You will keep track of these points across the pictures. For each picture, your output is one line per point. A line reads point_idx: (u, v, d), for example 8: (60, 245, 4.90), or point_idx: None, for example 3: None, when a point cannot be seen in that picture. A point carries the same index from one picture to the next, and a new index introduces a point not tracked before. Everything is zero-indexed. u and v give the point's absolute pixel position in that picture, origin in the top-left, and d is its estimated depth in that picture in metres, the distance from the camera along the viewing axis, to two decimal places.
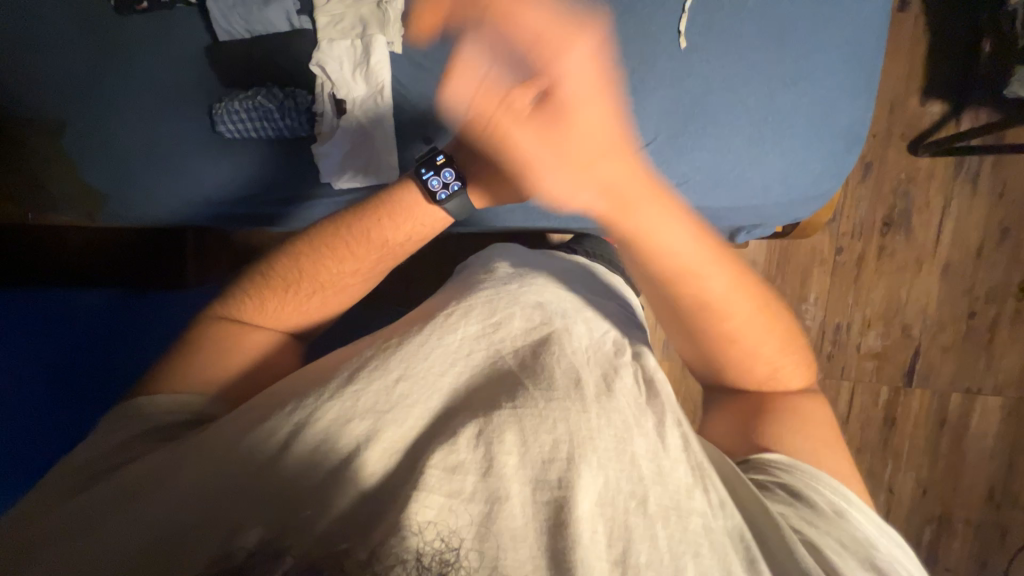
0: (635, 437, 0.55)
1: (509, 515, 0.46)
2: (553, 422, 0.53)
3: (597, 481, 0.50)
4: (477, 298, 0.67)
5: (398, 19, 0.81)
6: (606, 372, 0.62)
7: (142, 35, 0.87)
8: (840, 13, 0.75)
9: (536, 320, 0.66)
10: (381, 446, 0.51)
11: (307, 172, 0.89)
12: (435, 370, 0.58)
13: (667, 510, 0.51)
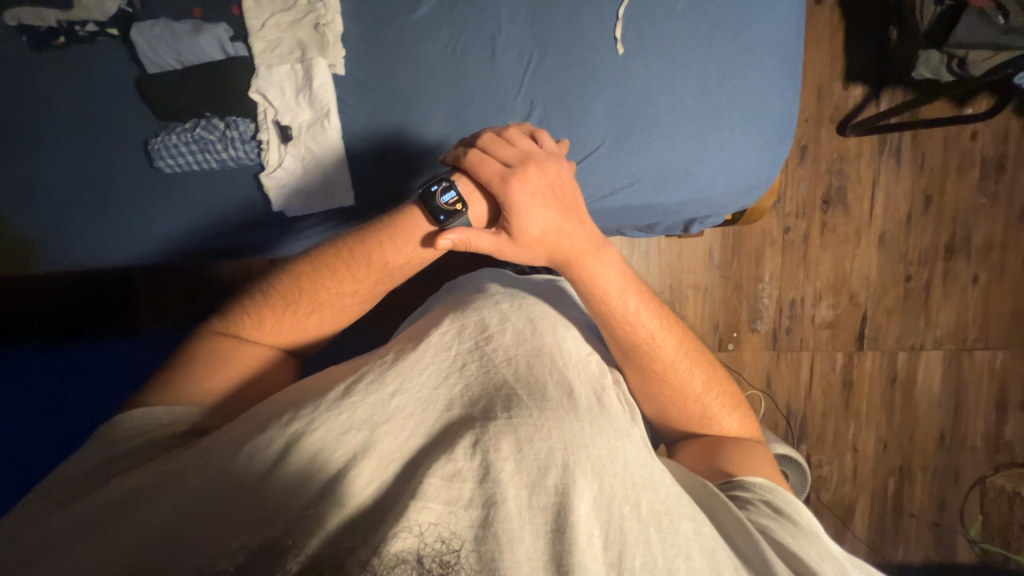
0: (627, 446, 0.57)
1: (506, 518, 0.47)
2: (548, 431, 0.54)
3: (588, 485, 0.51)
4: (468, 313, 0.68)
5: (338, 40, 0.79)
6: (595, 389, 0.64)
7: (63, 71, 0.81)
8: (764, 11, 0.79)
9: (528, 335, 0.66)
10: (378, 457, 0.50)
11: (257, 201, 0.86)
12: (431, 384, 0.58)
13: (656, 512, 0.52)
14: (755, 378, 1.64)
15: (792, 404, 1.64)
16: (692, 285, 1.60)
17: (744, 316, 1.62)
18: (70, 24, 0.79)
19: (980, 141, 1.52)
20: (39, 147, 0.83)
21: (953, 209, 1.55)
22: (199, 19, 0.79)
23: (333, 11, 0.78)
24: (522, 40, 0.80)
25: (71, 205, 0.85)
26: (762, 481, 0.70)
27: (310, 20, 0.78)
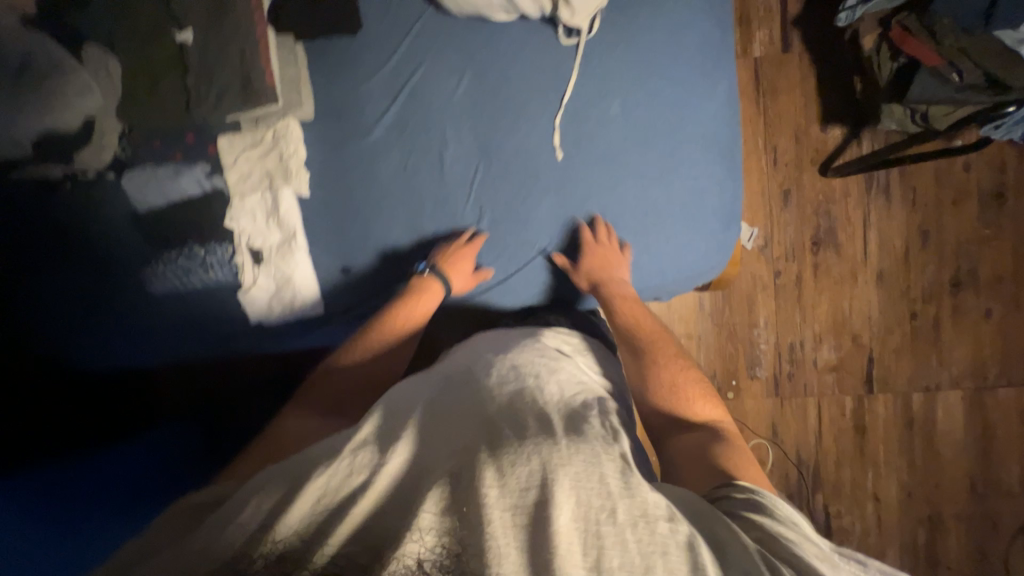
0: (607, 460, 0.55)
1: (485, 535, 0.47)
2: (527, 453, 0.53)
3: (569, 497, 0.50)
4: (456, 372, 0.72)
5: (301, 168, 0.87)
6: (578, 412, 0.63)
7: (65, 207, 0.87)
8: (696, 110, 0.83)
9: (511, 378, 0.68)
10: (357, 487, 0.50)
11: (235, 315, 0.92)
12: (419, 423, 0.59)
13: (637, 515, 0.50)
14: (760, 427, 1.58)
15: (803, 452, 1.57)
16: (684, 334, 1.58)
17: (742, 363, 1.58)
18: (74, 173, 0.86)
19: (974, 172, 1.47)
20: (47, 275, 0.89)
21: (953, 242, 1.49)
22: (178, 159, 0.87)
23: (297, 144, 0.86)
24: (468, 153, 0.86)
25: (65, 322, 0.91)
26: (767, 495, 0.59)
27: (276, 153, 0.86)
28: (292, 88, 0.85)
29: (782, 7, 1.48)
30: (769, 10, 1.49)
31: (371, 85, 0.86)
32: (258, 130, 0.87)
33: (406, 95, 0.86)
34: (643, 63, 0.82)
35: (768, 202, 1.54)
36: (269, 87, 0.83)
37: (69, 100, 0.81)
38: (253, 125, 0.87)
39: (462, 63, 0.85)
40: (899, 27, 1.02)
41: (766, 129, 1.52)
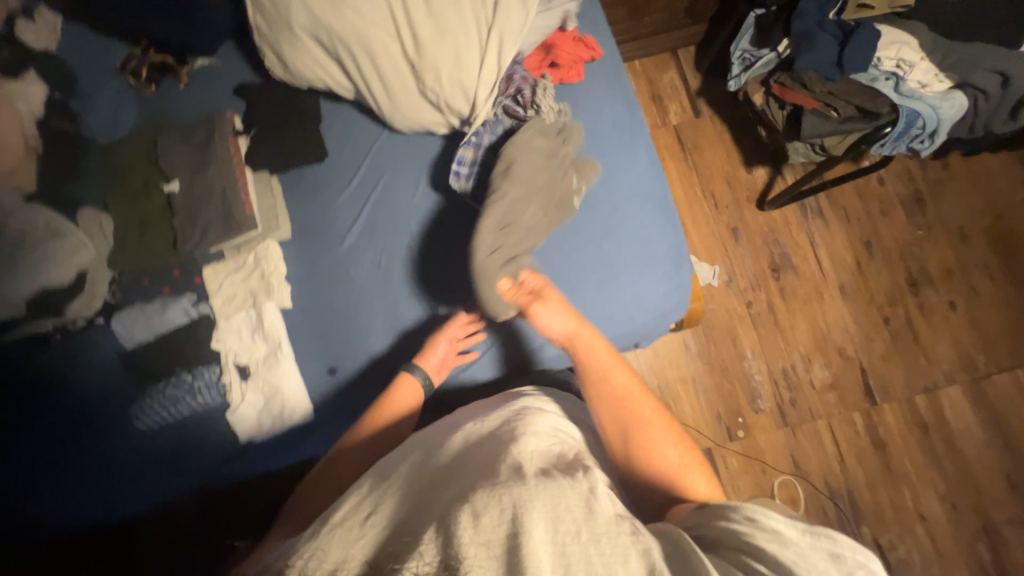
0: (572, 492, 0.55)
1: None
2: (496, 494, 0.53)
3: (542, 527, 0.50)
4: (420, 449, 0.70)
5: (283, 282, 0.93)
6: (549, 457, 0.63)
7: (55, 359, 0.93)
8: (624, 173, 0.93)
9: (479, 439, 0.68)
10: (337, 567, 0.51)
11: (222, 440, 0.89)
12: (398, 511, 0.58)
13: (597, 532, 0.51)
14: (780, 462, 1.52)
15: (831, 481, 1.50)
16: (679, 379, 1.59)
17: (743, 399, 1.57)
18: (64, 324, 0.93)
19: (890, 184, 1.64)
20: (29, 429, 0.91)
21: (896, 247, 1.61)
22: (167, 294, 0.93)
23: (274, 258, 0.93)
24: (435, 243, 0.95)
25: (43, 478, 0.89)
26: (732, 506, 0.57)
27: (257, 272, 0.93)
28: (271, 213, 0.95)
29: (685, 83, 1.74)
30: (675, 87, 1.75)
31: (337, 204, 0.97)
32: (240, 255, 0.94)
33: (371, 204, 0.96)
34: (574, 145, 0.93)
35: (720, 242, 1.66)
36: (250, 216, 0.92)
37: (60, 257, 0.89)
38: (235, 252, 0.94)
39: (417, 173, 0.97)
40: (776, 83, 1.21)
41: (701, 180, 1.69)
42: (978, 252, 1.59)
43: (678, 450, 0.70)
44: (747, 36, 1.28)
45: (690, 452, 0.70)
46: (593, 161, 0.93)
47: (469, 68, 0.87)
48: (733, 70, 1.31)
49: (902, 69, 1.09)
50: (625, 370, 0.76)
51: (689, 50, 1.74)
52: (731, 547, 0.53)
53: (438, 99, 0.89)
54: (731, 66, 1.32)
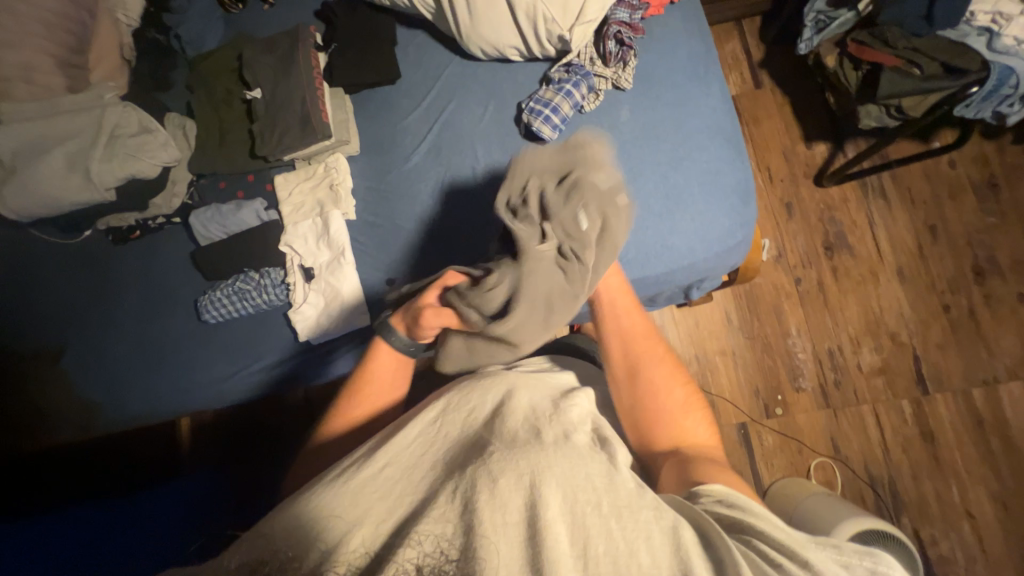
0: (590, 463, 0.58)
1: (486, 529, 0.48)
2: (516, 461, 0.56)
3: (558, 490, 0.53)
4: (435, 406, 0.70)
5: (349, 194, 0.96)
6: (565, 427, 0.64)
7: (138, 255, 1.01)
8: (694, 108, 0.91)
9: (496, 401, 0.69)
10: (362, 529, 0.50)
11: (284, 339, 0.95)
12: (414, 482, 0.57)
13: (620, 508, 0.52)
14: (819, 444, 1.47)
15: (872, 468, 1.45)
16: (717, 351, 1.56)
17: (783, 377, 1.52)
18: (144, 220, 1.00)
19: (961, 167, 1.56)
20: (115, 319, 1.01)
21: (963, 234, 1.53)
22: (241, 198, 0.98)
23: (341, 169, 0.96)
24: (497, 166, 0.94)
25: (125, 367, 1.00)
26: (735, 494, 0.59)
27: (326, 183, 0.96)
28: (343, 126, 0.97)
29: (748, 53, 1.70)
30: (737, 57, 1.70)
31: (405, 124, 0.99)
32: (311, 166, 0.98)
33: (437, 126, 0.98)
34: (647, 77, 0.93)
35: (772, 216, 1.61)
36: (324, 123, 0.94)
37: (148, 152, 0.92)
38: (306, 163, 0.98)
39: (485, 98, 0.97)
40: (853, 42, 1.17)
41: (756, 152, 1.65)
42: None
43: (683, 400, 0.77)
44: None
45: (693, 401, 0.78)
46: (662, 95, 0.93)
47: None
48: (805, 32, 1.28)
49: (997, 22, 1.04)
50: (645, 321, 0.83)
51: (755, 20, 1.70)
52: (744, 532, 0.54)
53: (530, 14, 0.85)
54: (803, 29, 1.28)
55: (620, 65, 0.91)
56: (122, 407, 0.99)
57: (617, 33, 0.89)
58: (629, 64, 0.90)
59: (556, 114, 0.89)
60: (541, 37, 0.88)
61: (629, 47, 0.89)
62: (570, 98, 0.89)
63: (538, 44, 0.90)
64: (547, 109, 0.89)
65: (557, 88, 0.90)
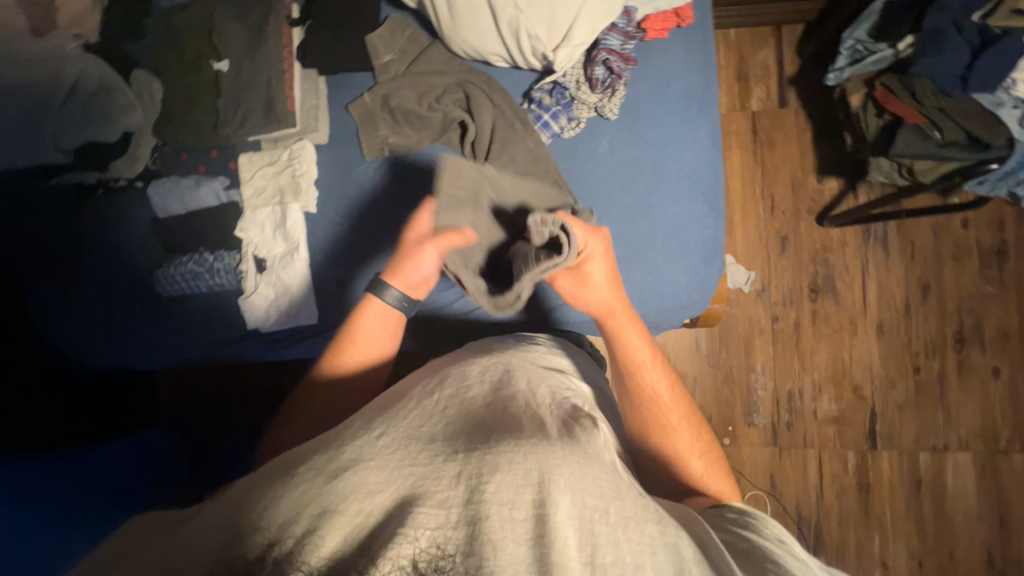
0: (597, 463, 0.56)
1: (490, 528, 0.48)
2: (524, 453, 0.53)
3: (567, 491, 0.52)
4: (433, 379, 0.70)
5: (311, 186, 0.93)
6: (567, 420, 0.63)
7: (100, 213, 1.00)
8: (678, 152, 0.85)
9: (502, 383, 0.68)
10: (354, 501, 0.50)
11: (236, 321, 0.97)
12: (415, 451, 0.55)
13: (626, 518, 0.53)
14: (757, 478, 1.52)
15: (803, 508, 1.50)
16: (679, 374, 1.56)
17: (738, 410, 1.54)
18: (107, 181, 0.97)
19: (973, 229, 1.48)
20: (77, 270, 1.02)
21: (954, 298, 1.48)
22: (202, 174, 0.95)
23: (307, 159, 0.93)
24: None
25: (87, 317, 1.02)
26: (750, 516, 0.65)
27: (288, 171, 0.93)
28: (311, 115, 0.93)
29: (779, 66, 1.56)
30: (766, 68, 1.57)
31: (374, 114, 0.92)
32: (275, 150, 0.94)
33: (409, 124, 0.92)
34: (635, 109, 0.86)
35: (765, 248, 1.55)
36: (289, 112, 0.90)
37: (115, 114, 0.92)
38: (272, 146, 0.94)
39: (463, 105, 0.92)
40: (881, 86, 1.07)
41: (763, 178, 1.56)
42: None
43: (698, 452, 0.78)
44: (865, 24, 1.10)
45: (707, 451, 0.79)
46: (647, 131, 0.86)
47: (552, 7, 0.76)
48: (838, 61, 1.15)
49: None
50: (666, 375, 0.80)
51: (796, 28, 1.54)
52: (757, 545, 0.60)
53: (513, 26, 0.79)
54: (837, 57, 1.16)
55: (606, 92, 0.84)
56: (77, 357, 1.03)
57: (606, 60, 0.81)
58: (616, 93, 0.84)
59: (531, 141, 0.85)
60: (525, 52, 0.81)
61: (618, 76, 0.82)
62: (547, 127, 0.85)
63: (522, 59, 0.84)
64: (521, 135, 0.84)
65: (535, 113, 0.85)
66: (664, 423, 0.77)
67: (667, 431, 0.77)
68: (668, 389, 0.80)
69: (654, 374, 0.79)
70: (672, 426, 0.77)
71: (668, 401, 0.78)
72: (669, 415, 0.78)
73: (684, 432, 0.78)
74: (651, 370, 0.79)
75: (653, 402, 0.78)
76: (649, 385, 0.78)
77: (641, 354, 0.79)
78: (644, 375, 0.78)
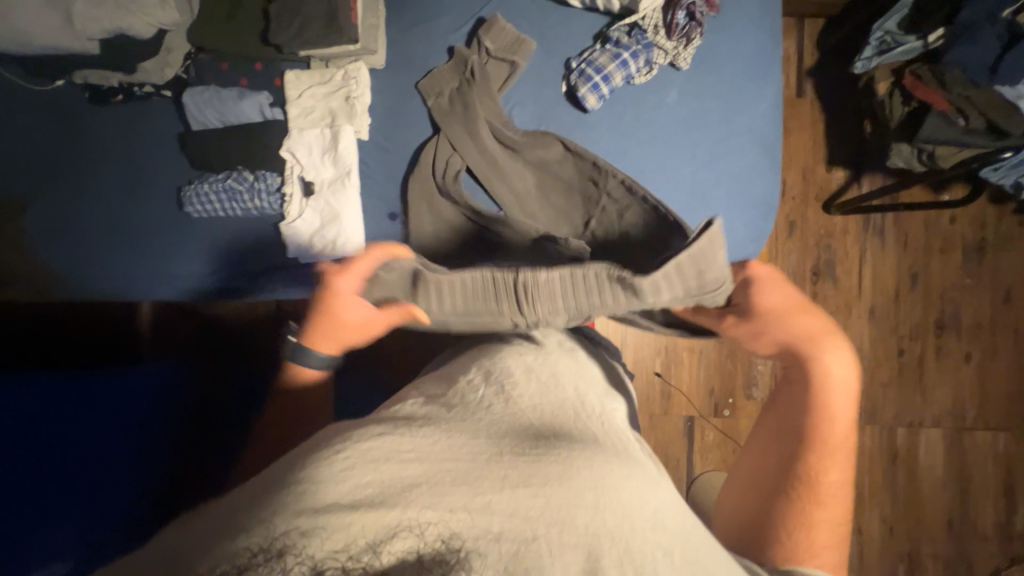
0: (653, 489, 0.58)
1: (542, 541, 0.45)
2: (579, 467, 0.54)
3: (621, 520, 0.50)
4: (476, 371, 0.68)
5: (365, 111, 0.88)
6: (618, 440, 0.64)
7: (117, 123, 0.91)
8: (745, 106, 0.87)
9: (551, 385, 0.68)
10: (386, 499, 0.44)
11: (271, 249, 0.91)
12: (452, 462, 0.50)
13: (688, 551, 0.51)
14: None
15: None
16: (686, 347, 1.61)
17: (739, 383, 1.61)
18: (130, 85, 0.88)
19: (959, 225, 1.60)
20: (83, 187, 0.92)
21: (938, 288, 1.60)
22: (244, 86, 0.88)
23: (362, 81, 0.87)
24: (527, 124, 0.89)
25: (93, 242, 0.93)
26: None
27: (343, 93, 0.87)
28: (370, 34, 0.87)
29: (800, 55, 1.61)
30: (789, 57, 1.61)
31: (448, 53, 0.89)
32: (327, 70, 0.88)
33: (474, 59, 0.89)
34: (706, 61, 0.87)
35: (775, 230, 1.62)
36: (352, 26, 0.83)
37: (143, 6, 0.80)
38: (323, 65, 0.88)
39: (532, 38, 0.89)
40: (910, 74, 1.13)
41: None
42: (1013, 314, 1.60)
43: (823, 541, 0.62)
44: (895, 17, 1.14)
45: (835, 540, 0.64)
46: (715, 84, 0.88)
47: None
48: (865, 51, 1.19)
49: None
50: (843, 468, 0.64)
51: (818, 21, 1.59)
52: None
53: None
54: (864, 47, 1.19)
55: (682, 41, 0.85)
56: (58, 286, 0.93)
57: (690, 4, 0.83)
58: (692, 42, 0.85)
59: (607, 83, 0.84)
60: None
61: (697, 24, 0.83)
62: (625, 68, 0.84)
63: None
64: (598, 76, 0.84)
65: (614, 53, 0.83)
66: (817, 498, 0.63)
67: (816, 510, 0.62)
68: (844, 484, 0.64)
69: (841, 455, 0.64)
70: (823, 506, 0.63)
71: (836, 486, 0.63)
72: (828, 504, 0.63)
73: (830, 524, 0.63)
74: (840, 449, 0.64)
75: (825, 474, 0.63)
76: (832, 456, 0.63)
77: (843, 429, 0.64)
78: (832, 450, 0.63)
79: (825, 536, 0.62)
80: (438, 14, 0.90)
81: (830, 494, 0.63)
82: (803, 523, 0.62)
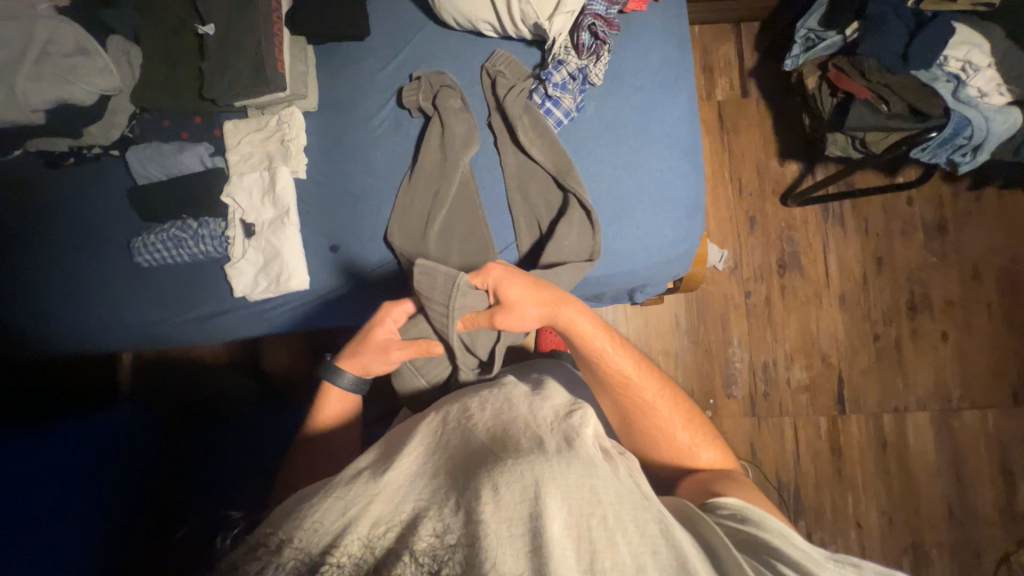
0: (597, 471, 0.53)
1: (490, 542, 0.45)
2: (520, 470, 0.51)
3: (560, 505, 0.48)
4: (433, 415, 0.65)
5: (301, 151, 0.93)
6: (569, 430, 0.57)
7: (69, 184, 0.96)
8: (660, 114, 0.91)
9: (502, 406, 0.63)
10: (359, 528, 0.47)
11: (220, 290, 0.94)
12: (417, 481, 0.53)
13: (624, 520, 0.50)
14: (738, 448, 1.57)
15: (782, 474, 1.56)
16: (661, 352, 1.60)
17: (718, 382, 1.60)
18: (79, 148, 0.94)
19: (917, 206, 1.62)
20: (34, 246, 0.96)
21: (905, 270, 1.61)
22: (185, 140, 0.95)
23: (297, 125, 0.93)
24: (457, 146, 0.91)
25: (46, 297, 0.96)
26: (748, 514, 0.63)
27: (278, 137, 0.92)
28: (299, 80, 0.92)
29: (741, 58, 1.66)
30: (729, 61, 1.66)
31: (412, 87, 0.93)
32: (263, 117, 0.94)
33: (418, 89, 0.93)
34: (618, 74, 0.91)
35: (735, 227, 1.64)
36: (279, 75, 0.88)
37: (83, 75, 0.86)
38: (259, 113, 0.94)
39: (451, 67, 0.94)
40: (834, 67, 1.18)
41: (731, 162, 1.66)
42: (984, 289, 1.60)
43: (664, 425, 0.78)
44: (815, 15, 1.19)
45: (685, 414, 0.79)
46: (631, 96, 0.92)
47: None
48: (793, 48, 1.24)
49: (965, 73, 1.07)
50: (624, 352, 0.80)
51: (753, 24, 1.65)
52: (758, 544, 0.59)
53: None
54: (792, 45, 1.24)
55: (591, 58, 0.89)
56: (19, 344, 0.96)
57: (591, 25, 0.87)
58: (602, 58, 0.88)
59: (558, 106, 0.90)
60: (518, 19, 0.87)
61: (603, 41, 0.87)
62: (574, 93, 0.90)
63: (513, 25, 0.89)
64: (548, 102, 0.90)
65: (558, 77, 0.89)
66: (649, 406, 0.78)
67: (653, 406, 0.78)
68: (655, 381, 0.80)
69: (626, 351, 0.80)
70: (649, 409, 0.78)
71: (647, 389, 0.79)
72: (651, 398, 0.78)
73: (669, 413, 0.78)
74: (623, 358, 0.79)
75: (627, 381, 0.78)
76: (626, 370, 0.79)
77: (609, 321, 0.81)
78: (623, 360, 0.79)
79: (672, 421, 0.78)
80: (365, 58, 0.96)
81: (651, 391, 0.79)
82: (643, 420, 0.78)
